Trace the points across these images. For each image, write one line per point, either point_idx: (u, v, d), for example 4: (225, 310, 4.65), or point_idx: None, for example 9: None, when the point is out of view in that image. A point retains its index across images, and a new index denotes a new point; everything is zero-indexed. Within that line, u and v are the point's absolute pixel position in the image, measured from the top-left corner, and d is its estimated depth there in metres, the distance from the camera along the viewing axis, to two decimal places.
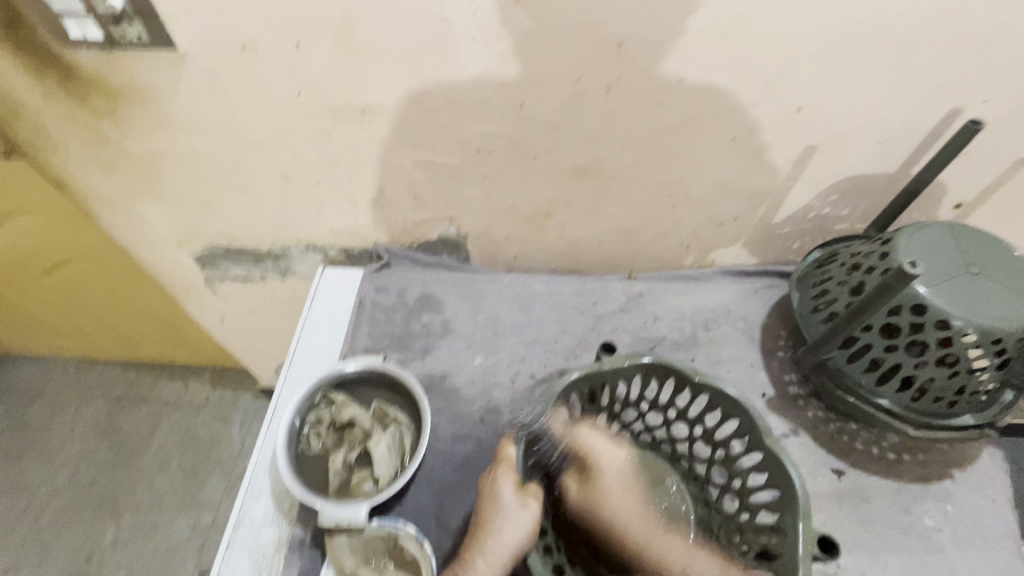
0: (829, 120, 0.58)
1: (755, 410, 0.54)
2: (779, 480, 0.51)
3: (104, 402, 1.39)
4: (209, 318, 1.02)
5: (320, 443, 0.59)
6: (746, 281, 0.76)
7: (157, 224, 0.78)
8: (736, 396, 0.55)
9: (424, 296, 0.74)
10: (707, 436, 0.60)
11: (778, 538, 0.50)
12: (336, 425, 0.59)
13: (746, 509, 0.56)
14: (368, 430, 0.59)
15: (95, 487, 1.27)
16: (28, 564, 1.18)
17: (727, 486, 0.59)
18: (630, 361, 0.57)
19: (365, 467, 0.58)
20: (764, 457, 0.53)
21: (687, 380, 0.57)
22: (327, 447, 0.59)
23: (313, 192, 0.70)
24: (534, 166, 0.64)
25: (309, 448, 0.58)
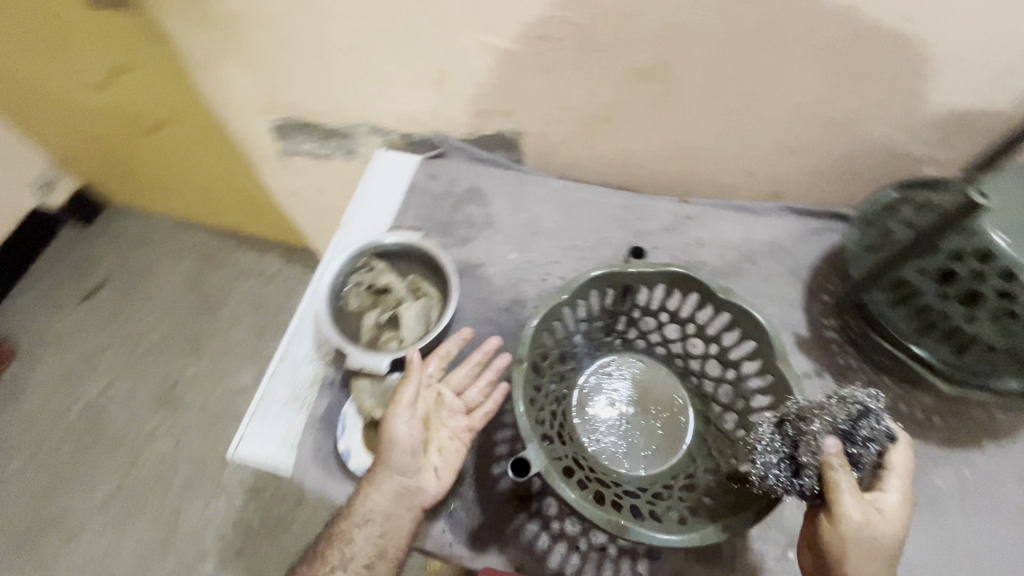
0: (943, 36, 0.50)
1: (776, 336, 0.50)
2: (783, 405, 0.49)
3: (193, 260, 1.57)
4: (282, 191, 1.10)
5: (359, 301, 0.65)
6: (808, 220, 0.71)
7: (240, 88, 0.83)
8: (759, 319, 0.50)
9: (472, 188, 0.76)
10: (722, 357, 0.56)
11: None
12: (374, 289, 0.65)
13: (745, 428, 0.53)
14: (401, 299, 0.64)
15: (183, 329, 1.47)
16: (127, 380, 1.40)
17: (729, 405, 0.56)
18: (657, 270, 0.53)
19: (394, 328, 0.64)
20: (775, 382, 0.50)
21: (711, 297, 0.53)
22: (363, 306, 0.65)
23: (378, 68, 0.71)
24: (599, 62, 0.61)
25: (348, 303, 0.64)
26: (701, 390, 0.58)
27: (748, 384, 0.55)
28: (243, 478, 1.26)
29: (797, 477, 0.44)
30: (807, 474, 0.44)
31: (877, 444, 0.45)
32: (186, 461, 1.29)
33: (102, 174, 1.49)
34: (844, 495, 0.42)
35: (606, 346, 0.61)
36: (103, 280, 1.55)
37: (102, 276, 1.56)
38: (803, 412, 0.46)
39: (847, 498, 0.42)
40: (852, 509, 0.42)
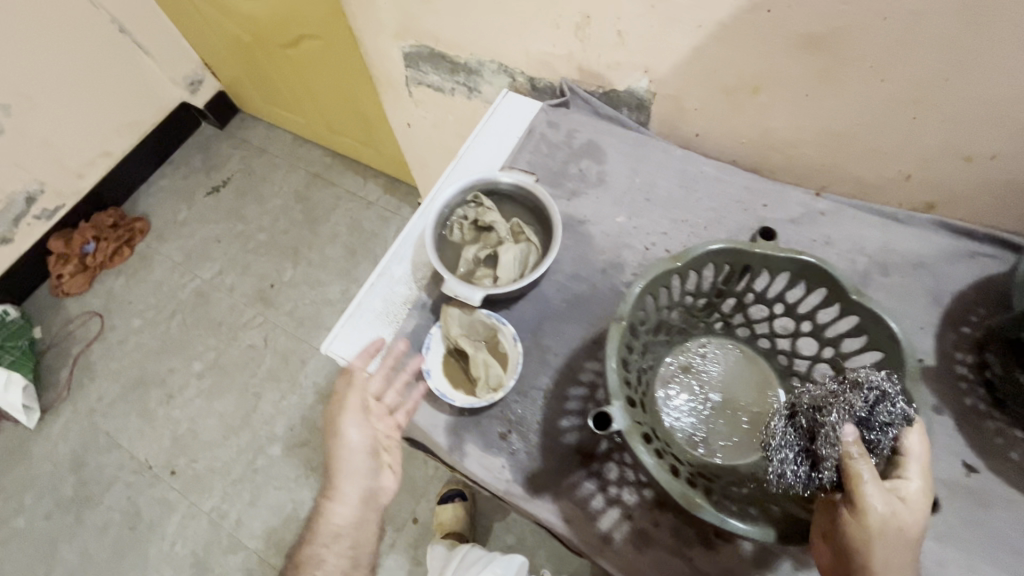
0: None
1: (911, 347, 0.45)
2: None
3: (305, 174, 1.68)
4: (398, 121, 1.13)
5: (461, 233, 0.65)
6: (962, 240, 0.62)
7: (382, 8, 0.85)
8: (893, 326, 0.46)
9: (590, 143, 0.74)
10: (836, 362, 0.52)
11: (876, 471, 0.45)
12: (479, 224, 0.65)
13: None
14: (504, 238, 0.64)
15: (286, 236, 1.58)
16: (234, 271, 1.55)
17: None
18: (786, 254, 0.49)
19: (490, 267, 0.64)
20: None
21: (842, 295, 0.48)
22: (464, 239, 0.65)
23: (523, 3, 0.69)
24: (764, 24, 0.56)
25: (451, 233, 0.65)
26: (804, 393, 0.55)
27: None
28: (316, 381, 1.37)
29: (815, 470, 0.44)
30: (826, 467, 0.42)
31: (895, 428, 0.43)
32: (272, 354, 1.41)
33: (242, 81, 1.60)
34: (865, 484, 0.39)
35: (705, 328, 0.58)
36: (227, 178, 1.70)
37: (226, 175, 1.70)
38: (819, 404, 0.46)
39: (869, 489, 0.39)
40: (875, 500, 0.39)
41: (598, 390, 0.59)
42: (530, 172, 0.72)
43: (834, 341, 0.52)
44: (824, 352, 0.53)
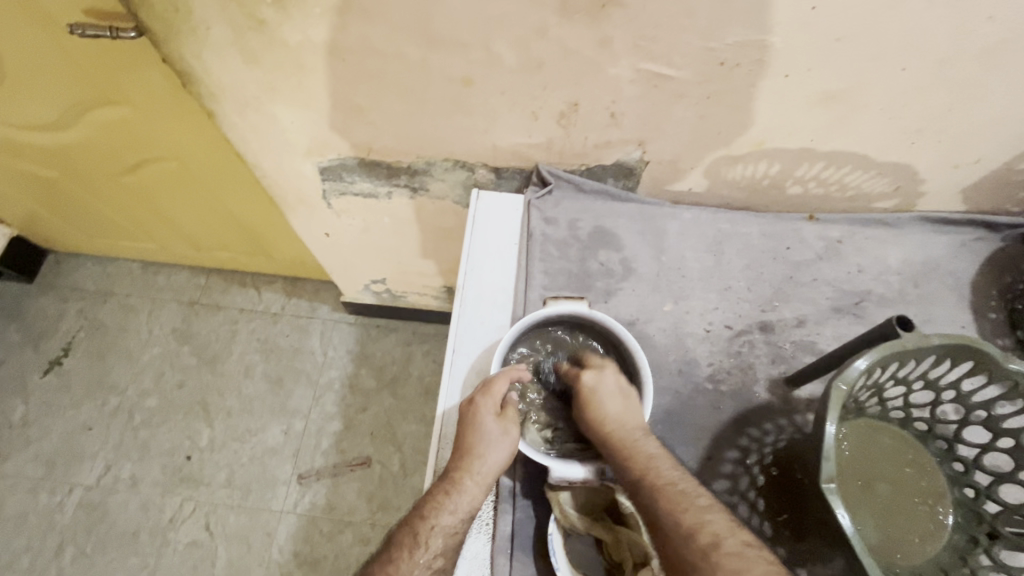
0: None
1: None
2: None
3: (177, 306, 1.36)
4: (313, 234, 0.94)
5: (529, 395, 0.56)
6: (951, 232, 0.68)
7: (289, 129, 0.67)
8: None
9: (598, 230, 0.67)
10: (992, 426, 0.47)
11: None
12: (468, 430, 0.50)
13: None
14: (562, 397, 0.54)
15: (182, 391, 1.27)
16: (130, 459, 1.20)
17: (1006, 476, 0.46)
18: (940, 340, 0.43)
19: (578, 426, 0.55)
20: None
21: (996, 367, 0.44)
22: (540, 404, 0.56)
23: (493, 101, 0.58)
24: (780, 88, 0.53)
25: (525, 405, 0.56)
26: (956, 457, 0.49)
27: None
28: (295, 550, 1.12)
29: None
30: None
31: None
32: (225, 542, 1.13)
33: (47, 220, 1.23)
34: None
35: (841, 421, 0.49)
36: (69, 343, 1.31)
37: (66, 340, 1.31)
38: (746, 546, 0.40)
39: None
40: None
41: (738, 510, 0.53)
42: (578, 297, 0.62)
43: (986, 406, 0.47)
44: (971, 413, 0.48)
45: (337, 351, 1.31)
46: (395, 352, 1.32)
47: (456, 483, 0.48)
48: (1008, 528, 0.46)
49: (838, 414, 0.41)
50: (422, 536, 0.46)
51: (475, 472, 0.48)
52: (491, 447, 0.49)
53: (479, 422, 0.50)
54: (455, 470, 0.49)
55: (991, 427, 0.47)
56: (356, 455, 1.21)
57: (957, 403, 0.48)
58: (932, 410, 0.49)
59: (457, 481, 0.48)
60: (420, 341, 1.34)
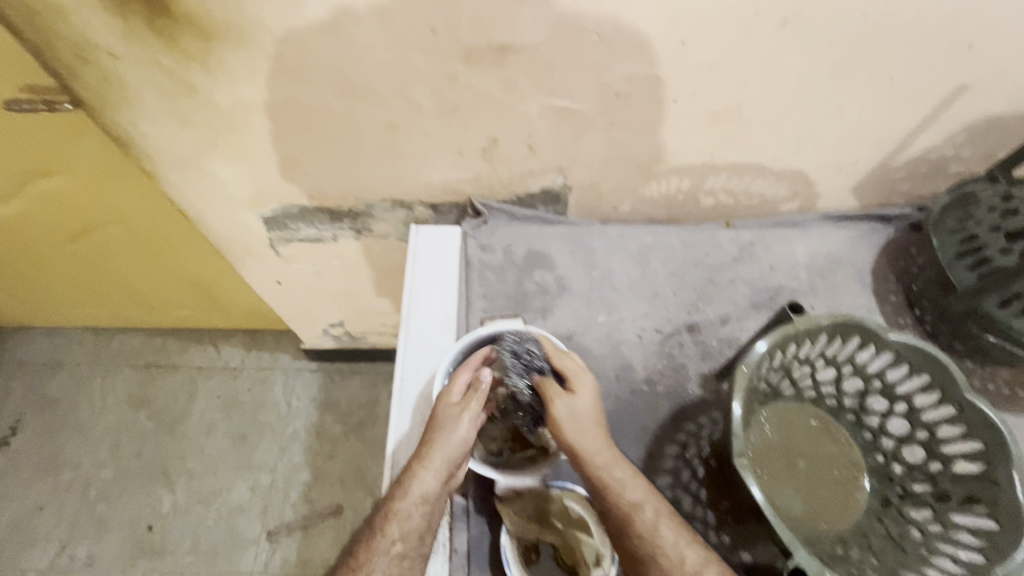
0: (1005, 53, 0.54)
1: (951, 363, 0.47)
2: (983, 429, 0.45)
3: (133, 371, 1.33)
4: (265, 283, 0.96)
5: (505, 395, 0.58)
6: (849, 226, 0.75)
7: (229, 184, 0.70)
8: (929, 350, 0.48)
9: (531, 253, 0.71)
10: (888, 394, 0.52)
11: (985, 485, 0.45)
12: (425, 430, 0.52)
13: (938, 459, 0.49)
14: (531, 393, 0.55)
15: (140, 458, 1.23)
16: (87, 536, 1.15)
17: (908, 438, 0.51)
18: (825, 320, 0.48)
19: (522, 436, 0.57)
20: (961, 410, 0.47)
21: (878, 338, 0.49)
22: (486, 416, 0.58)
23: (418, 143, 0.63)
24: (672, 112, 0.60)
25: None
26: (865, 426, 0.54)
27: (930, 418, 0.50)
28: None
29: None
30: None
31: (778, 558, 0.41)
32: None
33: None
34: None
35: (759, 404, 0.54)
36: (17, 422, 1.26)
37: (14, 418, 1.27)
38: None
39: None
40: None
41: (682, 502, 0.56)
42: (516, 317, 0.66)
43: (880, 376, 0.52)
44: (870, 385, 0.53)
45: (301, 400, 1.30)
46: (361, 395, 1.32)
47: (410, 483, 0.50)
48: (916, 486, 0.50)
49: (742, 395, 0.45)
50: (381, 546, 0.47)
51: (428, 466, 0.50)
52: (446, 435, 0.51)
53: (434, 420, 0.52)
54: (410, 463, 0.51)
55: (888, 395, 0.52)
56: (326, 504, 1.19)
57: (857, 376, 0.54)
58: (838, 386, 0.54)
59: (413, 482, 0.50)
60: (385, 381, 1.34)
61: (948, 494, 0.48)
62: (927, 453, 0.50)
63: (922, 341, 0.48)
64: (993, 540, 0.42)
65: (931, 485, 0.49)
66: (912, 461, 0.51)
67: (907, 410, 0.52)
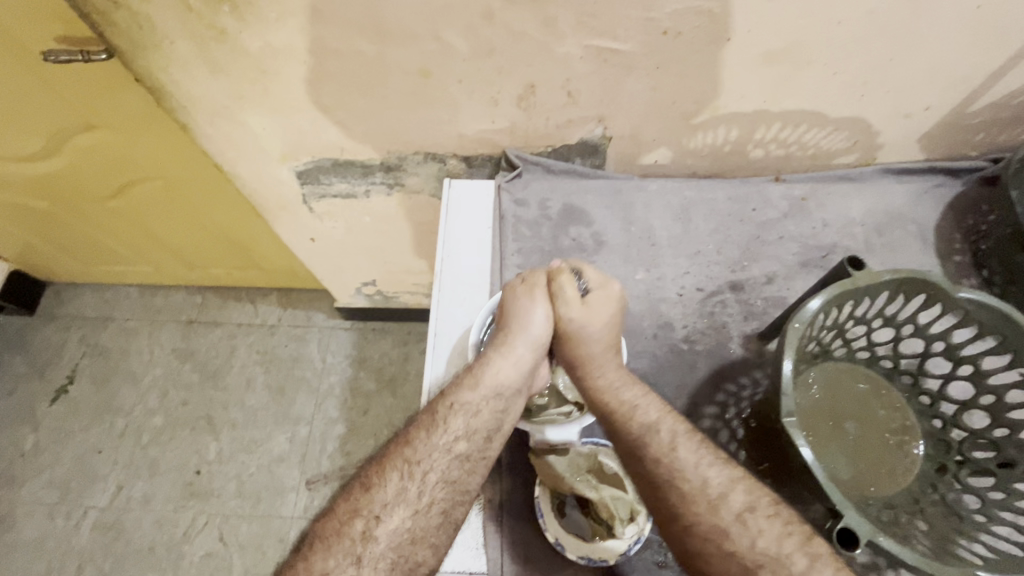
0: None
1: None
2: None
3: (177, 327, 1.38)
4: (299, 239, 0.97)
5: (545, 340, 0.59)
6: (913, 180, 0.69)
7: (261, 136, 0.70)
8: (1004, 308, 0.44)
9: (567, 207, 0.68)
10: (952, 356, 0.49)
11: None
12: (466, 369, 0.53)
13: (1004, 425, 0.46)
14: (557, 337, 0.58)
15: (187, 407, 1.29)
16: (141, 477, 1.23)
17: (970, 403, 0.48)
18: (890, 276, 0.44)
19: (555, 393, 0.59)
20: None
21: (947, 296, 0.45)
22: None
23: (452, 90, 0.61)
24: (725, 52, 0.55)
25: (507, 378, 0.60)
26: (922, 390, 0.51)
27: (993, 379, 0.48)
28: None
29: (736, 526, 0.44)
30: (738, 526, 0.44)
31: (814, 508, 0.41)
32: (239, 551, 1.15)
33: (42, 251, 1.25)
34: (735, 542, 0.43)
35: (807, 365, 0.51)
36: (73, 371, 1.34)
37: (71, 367, 1.34)
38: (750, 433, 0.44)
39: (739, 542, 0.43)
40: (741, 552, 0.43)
41: None
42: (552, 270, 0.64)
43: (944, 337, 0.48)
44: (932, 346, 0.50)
45: (335, 356, 1.33)
46: (393, 353, 1.34)
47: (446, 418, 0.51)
48: (975, 453, 0.47)
49: (794, 352, 0.43)
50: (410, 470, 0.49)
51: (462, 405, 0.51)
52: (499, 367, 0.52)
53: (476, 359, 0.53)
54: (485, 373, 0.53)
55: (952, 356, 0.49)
56: (361, 456, 1.23)
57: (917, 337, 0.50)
58: (894, 347, 0.51)
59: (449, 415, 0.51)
60: (416, 340, 1.36)
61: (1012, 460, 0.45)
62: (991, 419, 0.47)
63: (996, 300, 0.44)
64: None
65: (993, 452, 0.46)
66: (973, 427, 0.48)
67: (971, 373, 0.49)
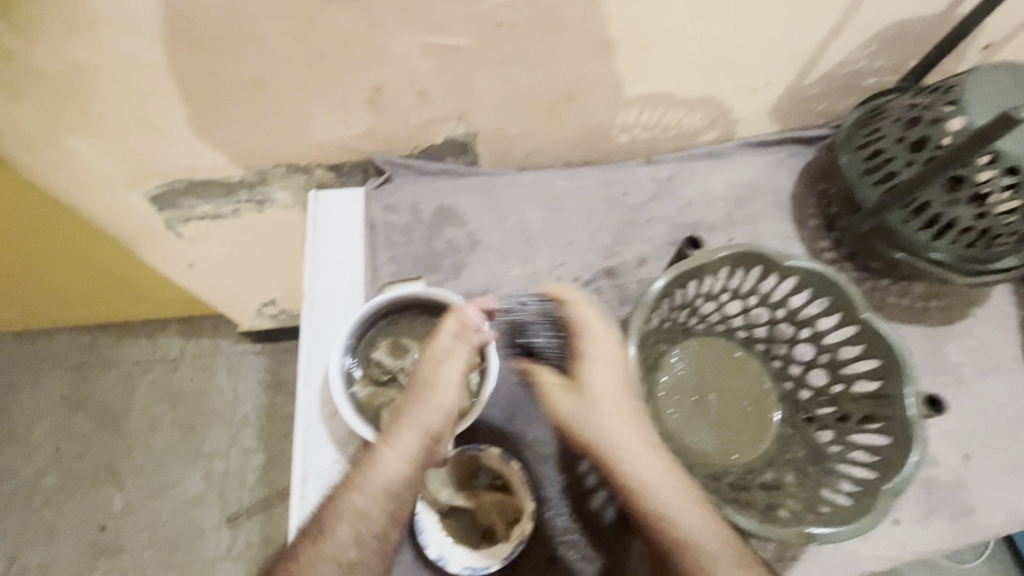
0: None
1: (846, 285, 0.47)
2: (880, 351, 0.47)
3: (64, 373, 1.26)
4: (176, 266, 0.90)
5: (406, 361, 0.55)
6: (770, 152, 0.72)
7: (95, 162, 0.63)
8: (828, 274, 0.47)
9: (440, 209, 0.67)
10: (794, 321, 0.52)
11: (881, 406, 0.47)
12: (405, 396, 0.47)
13: (840, 381, 0.51)
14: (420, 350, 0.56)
15: (84, 460, 1.19)
16: (38, 543, 1.12)
17: (814, 362, 0.53)
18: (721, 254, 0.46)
19: None
20: (861, 333, 0.48)
21: (776, 267, 0.48)
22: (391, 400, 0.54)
23: (294, 98, 0.57)
24: (565, 40, 0.55)
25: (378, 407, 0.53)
26: (774, 354, 0.55)
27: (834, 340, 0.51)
28: None
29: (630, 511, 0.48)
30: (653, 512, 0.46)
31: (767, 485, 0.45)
32: None
33: None
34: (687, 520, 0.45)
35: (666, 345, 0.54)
36: None
37: None
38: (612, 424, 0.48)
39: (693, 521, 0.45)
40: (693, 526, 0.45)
41: None
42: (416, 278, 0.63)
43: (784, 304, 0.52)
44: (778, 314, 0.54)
45: (247, 383, 1.26)
46: None
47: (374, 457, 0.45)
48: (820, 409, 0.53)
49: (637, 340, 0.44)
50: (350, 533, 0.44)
51: (395, 440, 0.45)
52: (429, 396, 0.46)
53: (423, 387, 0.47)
54: (376, 441, 0.46)
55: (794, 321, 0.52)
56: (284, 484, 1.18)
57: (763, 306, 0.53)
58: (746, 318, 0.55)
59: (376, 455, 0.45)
60: None
61: (849, 413, 0.50)
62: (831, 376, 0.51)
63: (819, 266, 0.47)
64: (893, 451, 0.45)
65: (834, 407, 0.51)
66: (816, 385, 0.53)
67: (812, 335, 0.52)
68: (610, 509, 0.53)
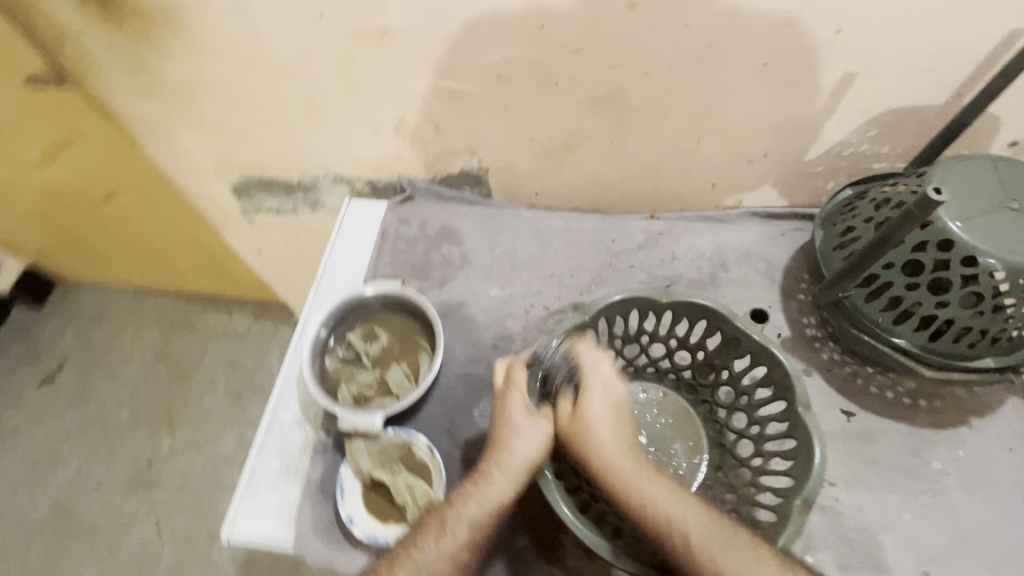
0: (884, 37, 0.53)
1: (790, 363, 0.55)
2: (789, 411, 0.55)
3: (158, 328, 1.50)
4: (248, 250, 1.08)
5: (372, 345, 0.63)
6: (773, 224, 0.73)
7: (194, 152, 0.81)
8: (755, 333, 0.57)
9: (445, 228, 0.76)
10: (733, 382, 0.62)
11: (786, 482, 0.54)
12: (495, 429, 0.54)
13: (760, 455, 0.59)
14: (386, 337, 0.64)
15: (152, 403, 1.39)
16: (99, 463, 1.32)
17: (745, 433, 0.61)
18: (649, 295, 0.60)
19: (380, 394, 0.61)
20: (787, 406, 0.56)
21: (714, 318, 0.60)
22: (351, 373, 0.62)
23: (337, 120, 0.71)
24: (559, 94, 0.62)
25: (337, 376, 0.62)
26: (715, 418, 0.65)
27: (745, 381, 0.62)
28: (235, 554, 1.20)
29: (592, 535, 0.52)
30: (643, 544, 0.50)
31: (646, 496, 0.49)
32: (171, 543, 1.22)
33: (52, 253, 1.40)
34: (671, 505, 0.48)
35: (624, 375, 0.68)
36: (61, 361, 1.47)
37: (59, 358, 1.47)
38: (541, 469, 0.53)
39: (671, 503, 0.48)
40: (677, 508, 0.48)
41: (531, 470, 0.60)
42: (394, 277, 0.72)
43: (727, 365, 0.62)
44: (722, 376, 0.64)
45: None
46: None
47: (485, 475, 0.52)
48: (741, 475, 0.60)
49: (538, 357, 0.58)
50: (448, 525, 0.50)
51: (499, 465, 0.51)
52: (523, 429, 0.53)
53: (511, 416, 0.53)
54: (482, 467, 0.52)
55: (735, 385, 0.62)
56: None
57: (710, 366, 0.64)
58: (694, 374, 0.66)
59: (486, 472, 0.52)
60: None
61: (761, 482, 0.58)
62: (754, 448, 0.60)
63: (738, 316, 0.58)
64: (800, 462, 0.53)
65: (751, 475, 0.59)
66: (741, 455, 0.61)
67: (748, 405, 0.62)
68: (523, 537, 0.56)
